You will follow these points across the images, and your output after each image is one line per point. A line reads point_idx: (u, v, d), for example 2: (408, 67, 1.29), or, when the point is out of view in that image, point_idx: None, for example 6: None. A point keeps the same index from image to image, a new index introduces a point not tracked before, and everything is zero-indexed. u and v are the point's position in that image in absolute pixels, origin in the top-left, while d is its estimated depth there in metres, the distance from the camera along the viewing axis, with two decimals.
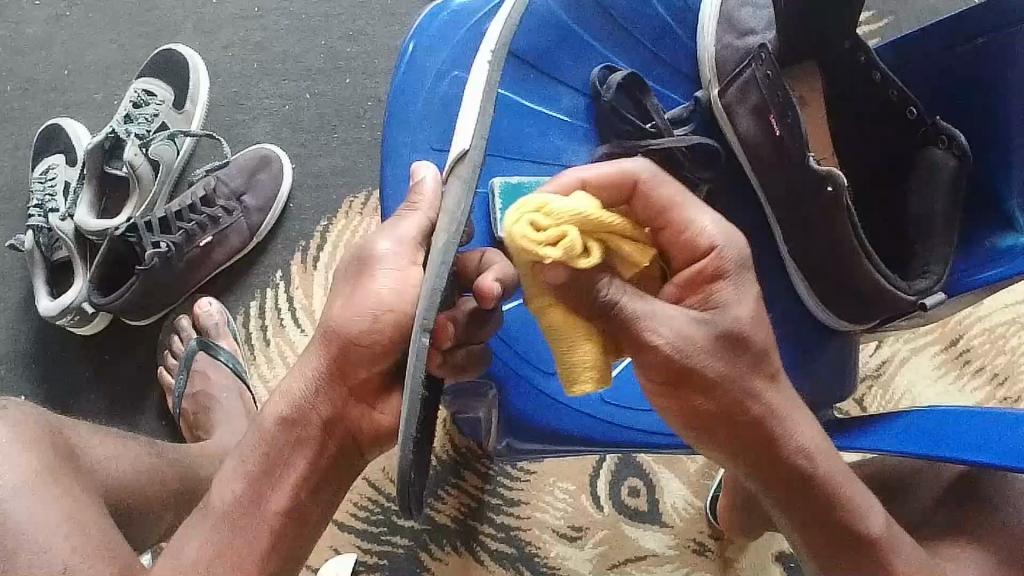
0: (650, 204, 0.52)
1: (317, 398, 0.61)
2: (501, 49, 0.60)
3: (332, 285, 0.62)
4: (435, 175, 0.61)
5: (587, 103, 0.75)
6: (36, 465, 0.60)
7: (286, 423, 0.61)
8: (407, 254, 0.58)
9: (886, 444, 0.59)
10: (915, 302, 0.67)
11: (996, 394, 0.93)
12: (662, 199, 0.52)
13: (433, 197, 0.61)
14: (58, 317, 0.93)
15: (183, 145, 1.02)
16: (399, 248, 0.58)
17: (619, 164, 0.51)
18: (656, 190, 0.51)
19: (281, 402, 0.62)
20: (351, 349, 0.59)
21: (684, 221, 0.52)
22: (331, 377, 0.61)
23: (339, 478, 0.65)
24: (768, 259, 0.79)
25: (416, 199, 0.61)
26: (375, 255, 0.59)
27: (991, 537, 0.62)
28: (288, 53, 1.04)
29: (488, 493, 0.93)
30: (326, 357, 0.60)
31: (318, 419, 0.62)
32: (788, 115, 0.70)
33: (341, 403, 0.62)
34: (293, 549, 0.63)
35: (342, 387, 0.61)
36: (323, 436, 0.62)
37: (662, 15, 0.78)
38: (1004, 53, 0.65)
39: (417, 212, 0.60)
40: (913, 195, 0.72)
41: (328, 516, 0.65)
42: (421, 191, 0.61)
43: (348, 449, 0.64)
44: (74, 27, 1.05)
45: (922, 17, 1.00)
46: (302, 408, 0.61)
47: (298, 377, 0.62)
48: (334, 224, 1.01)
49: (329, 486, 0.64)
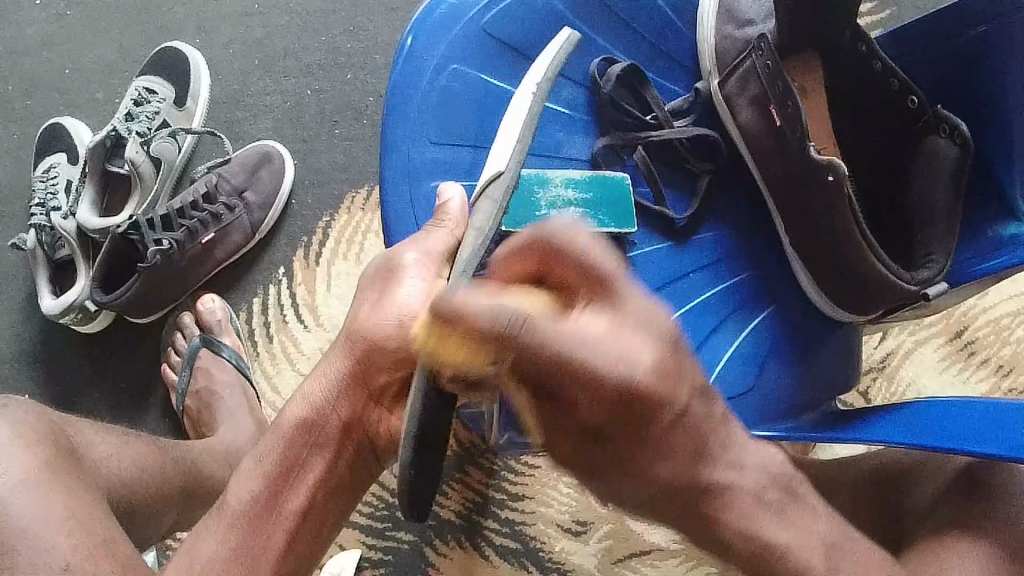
0: (527, 353, 0.45)
1: (338, 400, 0.62)
2: (546, 82, 0.61)
3: (359, 291, 0.65)
4: (461, 196, 0.63)
5: (586, 95, 0.75)
6: (38, 462, 0.60)
7: (306, 426, 0.62)
8: (433, 266, 0.60)
9: (892, 438, 0.58)
10: (918, 293, 0.65)
11: (1001, 385, 0.92)
12: (543, 346, 0.45)
13: (461, 218, 0.63)
14: (60, 315, 0.93)
15: (184, 143, 1.02)
16: (425, 260, 0.60)
17: (496, 308, 0.45)
18: (535, 344, 0.45)
19: (301, 406, 0.62)
20: (375, 352, 0.61)
21: (579, 368, 0.46)
22: (352, 380, 0.62)
23: (355, 482, 0.65)
24: (770, 250, 0.79)
25: (443, 217, 0.62)
26: (400, 263, 0.61)
27: (997, 530, 0.62)
28: (289, 49, 1.04)
29: (494, 488, 0.93)
30: (349, 360, 0.62)
31: (338, 421, 0.62)
32: (788, 105, 0.69)
33: (360, 407, 0.63)
34: (310, 549, 0.63)
35: (362, 391, 0.62)
36: (341, 438, 0.63)
37: (662, 7, 0.78)
38: (1006, 38, 0.64)
39: (444, 228, 0.62)
40: (915, 185, 0.71)
41: (343, 518, 0.66)
42: (448, 211, 0.62)
43: (365, 451, 0.64)
44: (75, 25, 1.05)
45: (926, 6, 1.00)
46: (323, 409, 0.62)
47: (320, 379, 0.63)
48: (336, 221, 1.01)
49: (345, 488, 0.65)
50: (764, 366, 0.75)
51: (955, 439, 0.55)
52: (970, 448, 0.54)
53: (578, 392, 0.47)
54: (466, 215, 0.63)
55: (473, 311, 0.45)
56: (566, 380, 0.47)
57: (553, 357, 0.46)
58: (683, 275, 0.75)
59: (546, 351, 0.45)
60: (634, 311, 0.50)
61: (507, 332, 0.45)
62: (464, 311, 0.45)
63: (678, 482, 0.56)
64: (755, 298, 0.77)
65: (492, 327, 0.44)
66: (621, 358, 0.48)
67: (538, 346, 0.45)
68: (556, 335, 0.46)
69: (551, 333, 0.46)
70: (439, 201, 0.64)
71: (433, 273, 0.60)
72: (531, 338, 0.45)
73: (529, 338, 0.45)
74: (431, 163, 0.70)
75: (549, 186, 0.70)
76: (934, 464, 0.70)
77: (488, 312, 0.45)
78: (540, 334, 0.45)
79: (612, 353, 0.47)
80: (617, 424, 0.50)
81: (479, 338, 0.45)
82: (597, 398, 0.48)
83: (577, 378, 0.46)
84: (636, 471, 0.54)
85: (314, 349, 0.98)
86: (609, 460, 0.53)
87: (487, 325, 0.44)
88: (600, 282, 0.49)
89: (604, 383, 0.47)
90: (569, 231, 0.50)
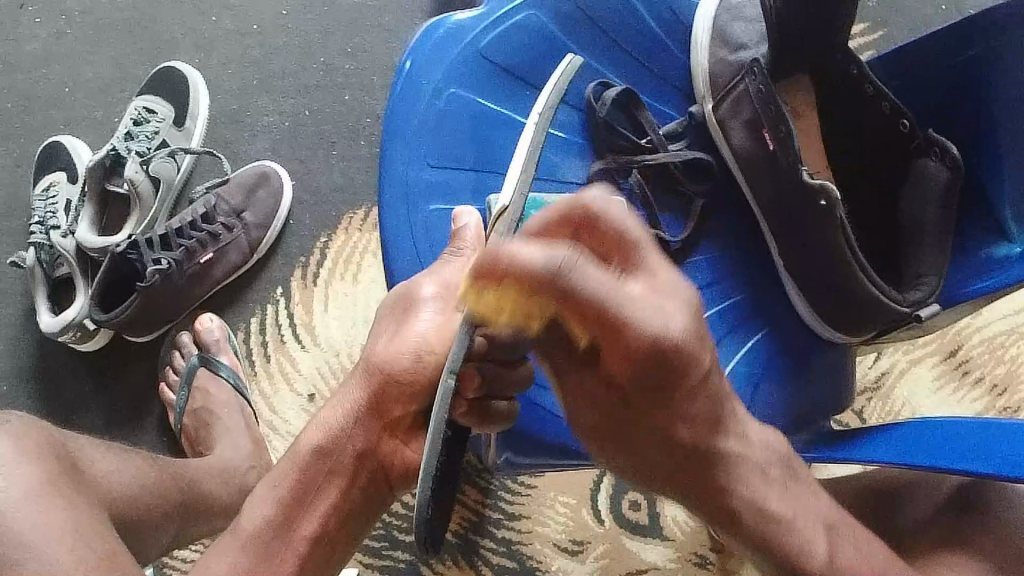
0: (579, 304, 0.42)
1: (354, 430, 0.63)
2: (550, 108, 0.62)
3: (374, 323, 0.66)
4: (476, 222, 0.66)
5: (581, 119, 0.76)
6: (37, 481, 0.60)
7: (323, 452, 0.62)
8: (450, 300, 0.62)
9: (887, 456, 0.59)
10: (910, 314, 0.66)
11: (996, 404, 0.93)
12: (591, 295, 0.41)
13: (475, 243, 0.65)
14: (59, 333, 0.94)
15: (183, 162, 1.03)
16: (442, 291, 0.62)
17: (545, 254, 0.41)
18: (577, 288, 0.41)
19: (319, 433, 0.63)
20: (389, 385, 0.62)
21: (616, 321, 0.42)
22: (369, 412, 0.63)
23: (370, 510, 0.66)
24: (763, 273, 0.79)
25: (459, 244, 0.64)
26: (418, 297, 0.63)
27: (991, 551, 0.62)
28: (288, 70, 1.05)
29: (489, 508, 0.93)
30: (365, 391, 0.63)
31: (354, 450, 0.63)
32: (781, 129, 0.69)
33: (377, 437, 0.63)
34: (319, 574, 0.64)
35: (378, 423, 0.63)
36: (355, 467, 0.63)
37: (656, 31, 0.79)
38: (997, 62, 0.65)
39: (462, 257, 0.63)
40: (907, 209, 0.72)
41: (357, 541, 0.67)
42: (464, 237, 0.65)
43: (378, 483, 0.65)
44: (75, 45, 1.06)
45: (917, 29, 1.01)
46: (339, 438, 0.63)
47: (336, 408, 0.64)
48: (333, 240, 1.01)
49: (359, 517, 0.65)
50: (758, 386, 0.75)
51: (949, 458, 0.56)
52: (965, 467, 0.54)
53: (617, 344, 0.44)
54: (480, 242, 0.65)
55: (524, 255, 0.41)
56: (603, 327, 0.43)
57: (594, 305, 0.42)
58: None
59: (595, 296, 0.41)
60: (671, 280, 0.44)
61: (556, 277, 0.40)
62: (519, 256, 0.41)
63: (700, 451, 0.52)
64: (746, 320, 0.78)
65: (537, 272, 0.40)
66: (663, 314, 0.43)
67: (586, 291, 0.41)
68: (598, 293, 0.41)
69: (586, 284, 0.41)
70: (455, 227, 0.66)
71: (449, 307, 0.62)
72: (581, 283, 0.41)
73: (567, 286, 0.41)
74: (430, 187, 0.71)
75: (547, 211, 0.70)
76: (927, 484, 0.70)
77: (536, 258, 0.41)
78: (593, 280, 0.41)
79: (650, 311, 0.43)
80: (648, 387, 0.47)
81: (528, 284, 0.41)
82: (640, 354, 0.44)
83: (612, 332, 0.43)
84: (655, 442, 0.52)
85: (311, 369, 0.98)
86: (639, 438, 0.52)
87: (539, 270, 0.40)
88: (635, 246, 0.43)
89: (630, 347, 0.44)
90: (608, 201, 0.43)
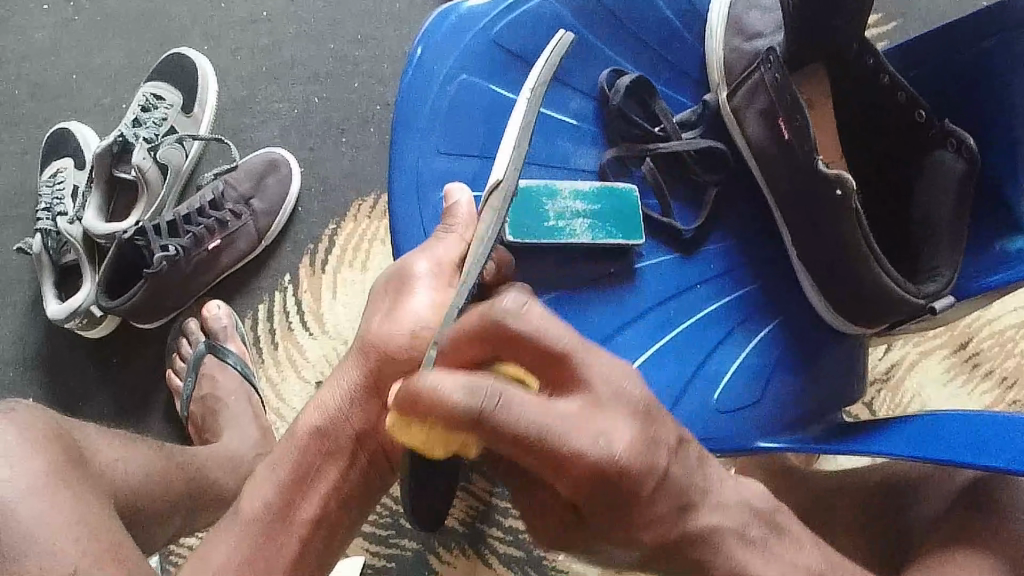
0: (509, 437, 0.40)
1: (352, 411, 0.63)
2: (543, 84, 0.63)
3: (369, 300, 0.65)
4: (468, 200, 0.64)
5: (594, 106, 0.75)
6: (46, 468, 0.59)
7: (320, 434, 0.63)
8: (444, 277, 0.60)
9: (900, 451, 0.59)
10: (925, 305, 0.66)
11: (1005, 397, 0.92)
12: (523, 427, 0.40)
13: (468, 221, 0.64)
14: (65, 320, 0.94)
15: (191, 149, 1.02)
16: (435, 269, 0.61)
17: (468, 389, 0.39)
18: (505, 423, 0.39)
19: (317, 414, 0.64)
20: (386, 364, 0.62)
21: (550, 454, 0.40)
22: (366, 392, 0.63)
23: (367, 493, 0.65)
24: (774, 265, 0.79)
25: (451, 222, 0.63)
26: (411, 275, 0.61)
27: (1005, 547, 0.62)
28: (297, 58, 1.05)
29: (497, 497, 0.93)
30: (363, 369, 0.63)
31: (351, 432, 0.63)
32: (796, 119, 0.68)
33: (375, 418, 0.63)
34: (322, 559, 0.63)
35: (377, 400, 0.63)
36: (354, 448, 0.63)
37: (669, 19, 0.78)
38: (1013, 54, 0.65)
39: (454, 233, 0.62)
40: (921, 201, 0.71)
41: (357, 526, 0.66)
42: (455, 214, 0.64)
43: (378, 466, 0.65)
44: (82, 32, 1.05)
45: (930, 21, 1.01)
46: (337, 419, 0.63)
47: (334, 389, 0.64)
48: (342, 228, 1.01)
49: (360, 500, 0.65)
50: (768, 380, 0.75)
51: (963, 453, 0.56)
52: (979, 462, 0.54)
53: (561, 479, 0.41)
54: (473, 219, 0.64)
55: (445, 391, 0.39)
56: (537, 458, 0.41)
57: (522, 434, 0.40)
58: (689, 287, 0.76)
59: (527, 426, 0.40)
60: (608, 391, 0.43)
61: (484, 414, 0.39)
62: (439, 390, 0.39)
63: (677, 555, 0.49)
64: (757, 312, 0.77)
65: (463, 411, 0.39)
66: (602, 437, 0.41)
67: (514, 428, 0.39)
68: (531, 420, 0.40)
69: (520, 415, 0.40)
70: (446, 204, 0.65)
71: (443, 284, 0.60)
72: (510, 417, 0.39)
73: (496, 422, 0.39)
74: (439, 175, 0.70)
75: (558, 198, 0.70)
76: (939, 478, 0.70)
77: (458, 397, 0.39)
78: (522, 408, 0.40)
79: (587, 435, 0.41)
80: (600, 517, 0.45)
81: (454, 423, 0.39)
82: (585, 484, 0.42)
83: (550, 464, 0.41)
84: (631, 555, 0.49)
85: (319, 356, 0.98)
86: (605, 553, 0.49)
87: (465, 406, 0.39)
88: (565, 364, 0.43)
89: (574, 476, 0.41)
90: (523, 313, 0.43)
